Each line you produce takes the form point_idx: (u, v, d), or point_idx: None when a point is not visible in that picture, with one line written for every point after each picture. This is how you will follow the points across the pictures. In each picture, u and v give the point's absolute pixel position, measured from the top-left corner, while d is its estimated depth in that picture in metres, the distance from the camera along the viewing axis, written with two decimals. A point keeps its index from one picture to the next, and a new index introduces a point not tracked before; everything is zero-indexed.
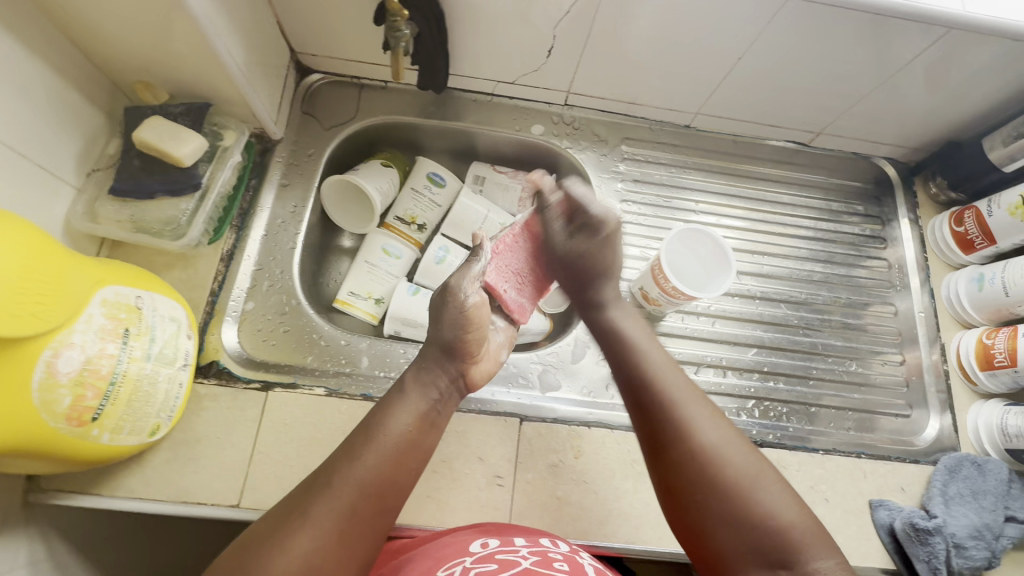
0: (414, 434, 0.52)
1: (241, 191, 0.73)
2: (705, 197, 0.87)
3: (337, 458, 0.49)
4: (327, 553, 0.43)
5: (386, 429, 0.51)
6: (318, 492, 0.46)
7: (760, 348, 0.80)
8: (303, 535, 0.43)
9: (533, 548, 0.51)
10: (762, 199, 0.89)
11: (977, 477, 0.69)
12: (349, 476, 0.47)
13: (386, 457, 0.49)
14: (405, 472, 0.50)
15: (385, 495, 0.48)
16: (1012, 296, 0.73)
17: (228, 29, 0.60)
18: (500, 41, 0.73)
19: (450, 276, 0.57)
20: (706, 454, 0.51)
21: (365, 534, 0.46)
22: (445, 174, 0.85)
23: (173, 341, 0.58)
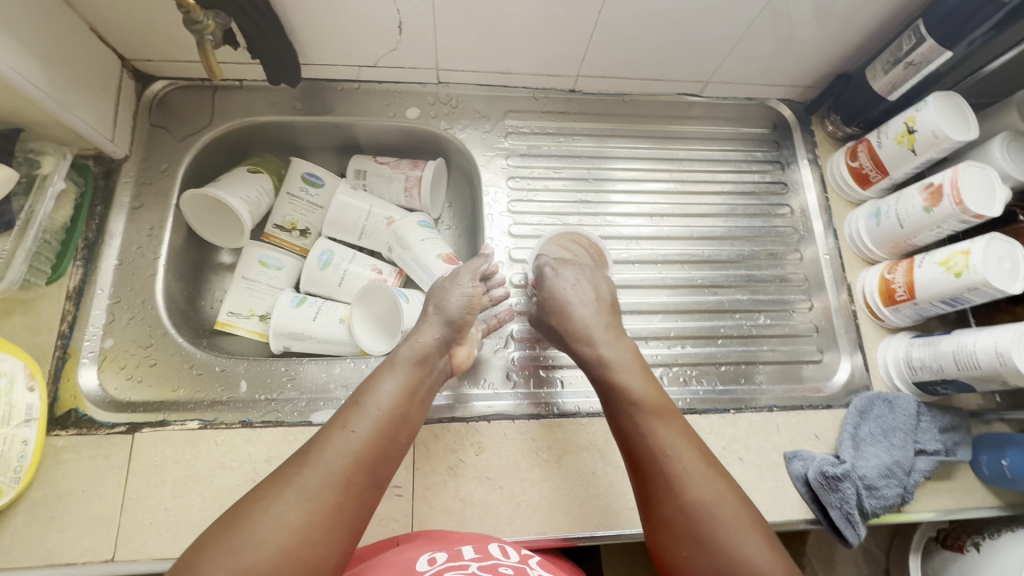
0: (407, 407, 0.54)
1: (83, 220, 0.67)
2: (636, 163, 0.84)
3: (325, 431, 0.49)
4: (321, 519, 0.44)
5: (375, 399, 0.53)
6: (308, 460, 0.47)
7: (666, 314, 0.77)
8: (292, 502, 0.44)
9: (482, 562, 0.49)
10: (668, 156, 0.85)
11: (886, 415, 0.69)
12: (339, 442, 0.48)
13: (376, 425, 0.51)
14: (395, 442, 0.52)
15: (377, 467, 0.49)
16: (906, 227, 0.71)
17: (9, 43, 0.53)
18: (344, 22, 0.67)
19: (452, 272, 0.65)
20: (698, 504, 0.49)
21: (358, 503, 0.47)
22: (321, 172, 0.79)
23: (3, 400, 0.54)
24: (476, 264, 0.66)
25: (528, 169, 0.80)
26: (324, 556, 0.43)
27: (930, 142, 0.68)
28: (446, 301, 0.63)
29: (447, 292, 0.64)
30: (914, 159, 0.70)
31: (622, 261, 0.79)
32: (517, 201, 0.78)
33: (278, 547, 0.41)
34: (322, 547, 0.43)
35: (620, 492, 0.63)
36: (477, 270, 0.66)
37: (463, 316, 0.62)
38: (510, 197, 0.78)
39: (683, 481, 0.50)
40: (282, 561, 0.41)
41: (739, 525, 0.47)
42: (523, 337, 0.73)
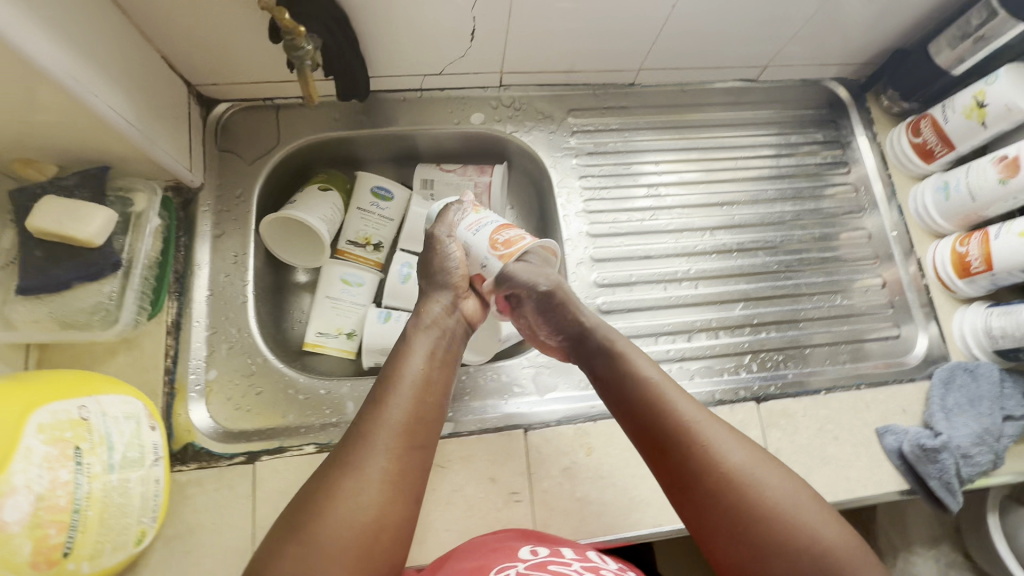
0: (430, 373, 0.58)
1: (172, 252, 0.66)
2: (660, 156, 0.83)
3: (363, 417, 0.53)
4: (383, 495, 0.49)
5: (400, 375, 0.56)
6: (356, 446, 0.51)
7: (747, 301, 0.79)
8: (353, 488, 0.48)
9: (583, 561, 0.50)
10: (690, 146, 0.85)
11: (970, 384, 0.71)
12: (379, 425, 0.52)
13: (407, 398, 0.55)
14: (428, 405, 0.55)
15: (416, 433, 0.53)
16: (978, 200, 0.72)
17: (105, 83, 0.52)
18: (416, 34, 0.66)
19: (431, 228, 0.68)
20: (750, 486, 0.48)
21: (409, 468, 0.52)
22: (390, 185, 0.79)
23: (136, 440, 0.52)
24: (450, 214, 0.68)
25: (597, 167, 0.81)
26: (395, 520, 0.49)
27: (1002, 115, 0.69)
28: (434, 268, 0.66)
29: (435, 259, 0.66)
30: (984, 132, 0.71)
31: (697, 252, 0.79)
32: (593, 199, 0.79)
33: (355, 527, 0.47)
34: (391, 514, 0.49)
35: None
36: (455, 225, 0.68)
37: (459, 271, 0.66)
38: (584, 196, 0.79)
39: (735, 466, 0.49)
40: (361, 534, 0.47)
41: (795, 499, 0.48)
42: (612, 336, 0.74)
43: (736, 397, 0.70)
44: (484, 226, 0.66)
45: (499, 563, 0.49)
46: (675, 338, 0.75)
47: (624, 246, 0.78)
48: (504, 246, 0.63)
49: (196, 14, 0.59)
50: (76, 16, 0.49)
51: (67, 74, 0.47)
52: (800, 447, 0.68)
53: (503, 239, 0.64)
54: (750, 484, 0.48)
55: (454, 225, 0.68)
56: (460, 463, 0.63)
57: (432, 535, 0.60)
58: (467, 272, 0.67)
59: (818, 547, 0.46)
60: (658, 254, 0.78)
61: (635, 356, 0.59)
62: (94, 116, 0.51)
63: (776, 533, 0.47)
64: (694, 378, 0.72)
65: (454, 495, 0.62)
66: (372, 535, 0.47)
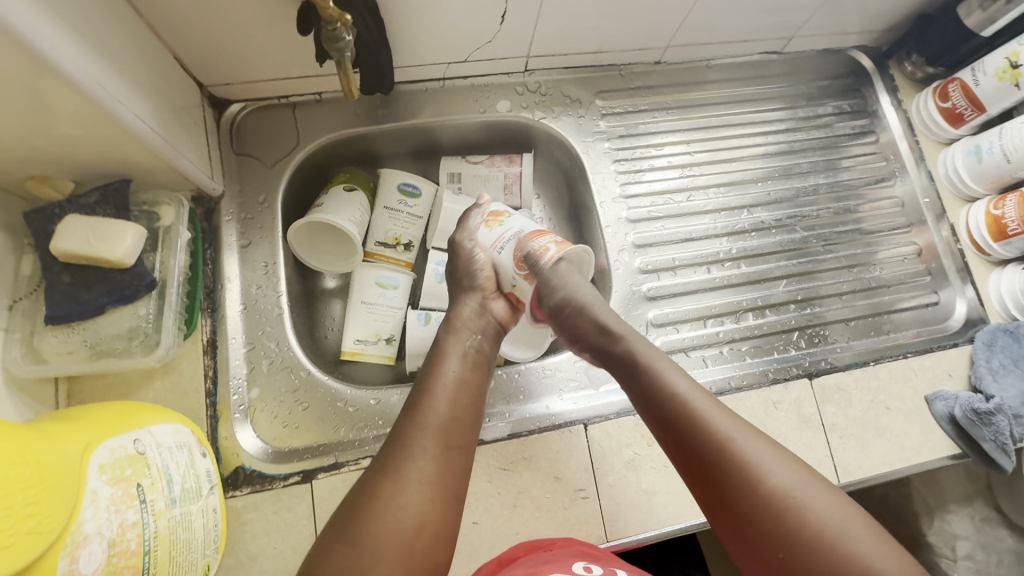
0: (465, 374, 0.56)
1: (200, 266, 0.63)
2: (673, 137, 0.81)
3: (402, 419, 0.52)
4: (423, 500, 0.47)
5: (436, 375, 0.55)
6: (396, 447, 0.49)
7: (788, 279, 0.79)
8: (393, 487, 0.46)
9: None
10: (697, 125, 0.83)
11: (1013, 345, 0.71)
12: (416, 424, 0.51)
13: (444, 397, 0.53)
14: (465, 405, 0.54)
15: (453, 433, 0.51)
16: (1013, 161, 0.72)
17: (124, 88, 0.49)
18: (443, 20, 0.62)
19: (454, 235, 0.68)
20: (807, 526, 0.44)
21: (448, 470, 0.49)
22: (417, 181, 0.75)
23: (191, 471, 0.49)
24: (471, 219, 0.69)
25: (628, 151, 0.79)
26: (436, 521, 0.47)
27: None
28: (460, 272, 0.66)
29: (459, 264, 0.67)
30: (1017, 93, 0.71)
31: (736, 230, 0.80)
32: (629, 183, 0.79)
33: (397, 528, 0.45)
34: (432, 515, 0.47)
35: None
36: (476, 231, 0.68)
37: (485, 273, 0.65)
38: (619, 181, 0.78)
39: (788, 500, 0.45)
40: (403, 537, 0.45)
41: (858, 537, 0.43)
42: (661, 322, 0.74)
43: (788, 375, 0.71)
44: (507, 241, 0.66)
45: (553, 574, 0.47)
46: (721, 321, 0.75)
47: (662, 229, 0.78)
48: (528, 267, 0.64)
49: (216, 11, 0.55)
50: (93, 15, 0.45)
51: (89, 78, 0.44)
52: (854, 419, 0.67)
53: (527, 255, 0.64)
54: (808, 519, 0.44)
55: (476, 231, 0.69)
56: (522, 463, 0.62)
57: (502, 538, 0.59)
58: (494, 273, 0.66)
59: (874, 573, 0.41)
60: (699, 236, 0.79)
61: (679, 377, 0.55)
62: (117, 123, 0.48)
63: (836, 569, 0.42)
64: (747, 358, 0.73)
65: (519, 496, 0.61)
66: (412, 537, 0.45)
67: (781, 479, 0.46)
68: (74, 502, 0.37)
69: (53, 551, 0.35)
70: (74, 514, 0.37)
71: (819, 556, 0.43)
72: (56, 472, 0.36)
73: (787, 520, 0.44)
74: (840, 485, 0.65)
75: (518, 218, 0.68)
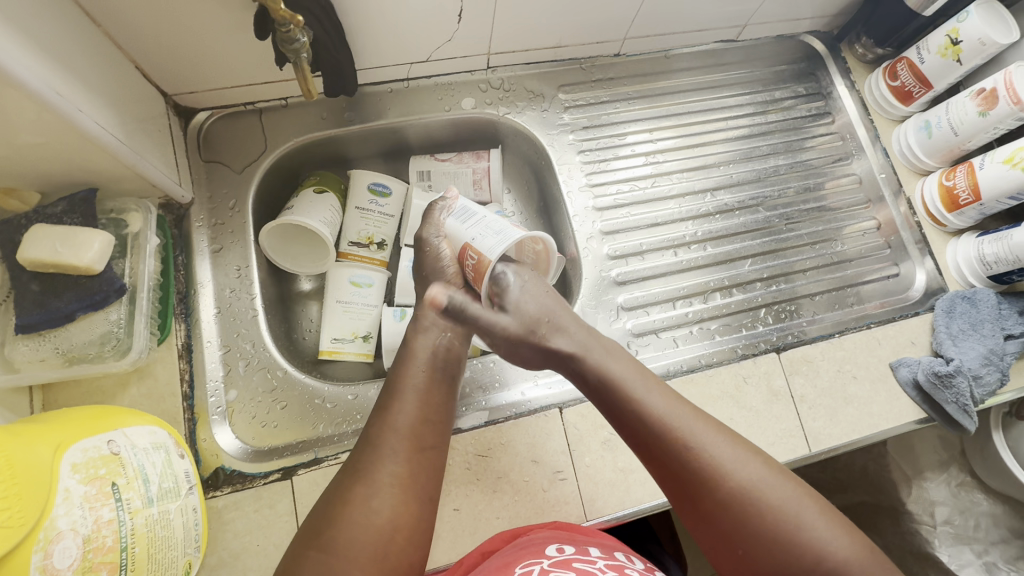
0: (434, 375, 0.57)
1: (172, 273, 0.64)
2: (640, 126, 0.84)
3: (372, 423, 0.53)
4: (394, 500, 0.48)
5: (404, 378, 0.56)
6: (366, 450, 0.50)
7: (754, 258, 0.81)
8: (364, 492, 0.47)
9: (608, 560, 0.48)
10: (667, 113, 0.85)
11: (971, 310, 0.73)
12: (387, 428, 0.52)
13: (412, 400, 0.54)
14: (434, 407, 0.55)
15: (424, 435, 0.53)
16: (960, 134, 0.75)
17: (85, 97, 0.50)
18: (401, 21, 0.64)
19: (419, 230, 0.66)
20: (738, 496, 0.47)
21: (420, 469, 0.51)
22: (387, 180, 0.76)
23: (169, 471, 0.49)
24: (435, 213, 0.66)
25: (593, 141, 0.81)
26: (410, 522, 0.48)
27: (976, 49, 0.72)
28: (428, 268, 0.65)
29: (427, 260, 0.65)
30: (960, 69, 0.74)
31: (702, 214, 0.82)
32: (595, 173, 0.81)
33: (370, 531, 0.46)
34: (406, 516, 0.48)
35: (761, 432, 0.67)
36: (441, 223, 0.65)
37: (452, 269, 0.64)
38: (585, 171, 0.80)
39: (719, 474, 0.48)
40: (376, 540, 0.46)
41: (782, 502, 0.46)
42: (632, 306, 0.76)
43: (757, 350, 0.73)
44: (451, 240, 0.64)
45: (525, 560, 0.48)
46: (689, 302, 0.77)
47: (629, 216, 0.80)
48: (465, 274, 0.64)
49: (177, 22, 0.56)
50: (51, 28, 0.47)
51: (47, 86, 0.45)
52: (822, 389, 0.70)
53: (473, 265, 0.62)
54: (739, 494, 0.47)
55: (443, 225, 0.65)
56: (500, 449, 0.63)
57: (483, 523, 0.60)
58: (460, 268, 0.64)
59: (822, 550, 0.44)
60: (665, 220, 0.81)
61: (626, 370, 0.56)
62: (82, 132, 0.49)
63: (761, 536, 0.46)
64: (716, 336, 0.75)
65: (499, 482, 0.62)
66: (388, 539, 0.46)
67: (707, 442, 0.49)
68: (46, 500, 0.38)
69: (25, 545, 0.35)
70: (47, 510, 0.37)
71: (742, 514, 0.46)
72: (24, 472, 0.37)
73: (721, 497, 0.47)
74: (811, 453, 0.67)
75: (476, 217, 0.63)
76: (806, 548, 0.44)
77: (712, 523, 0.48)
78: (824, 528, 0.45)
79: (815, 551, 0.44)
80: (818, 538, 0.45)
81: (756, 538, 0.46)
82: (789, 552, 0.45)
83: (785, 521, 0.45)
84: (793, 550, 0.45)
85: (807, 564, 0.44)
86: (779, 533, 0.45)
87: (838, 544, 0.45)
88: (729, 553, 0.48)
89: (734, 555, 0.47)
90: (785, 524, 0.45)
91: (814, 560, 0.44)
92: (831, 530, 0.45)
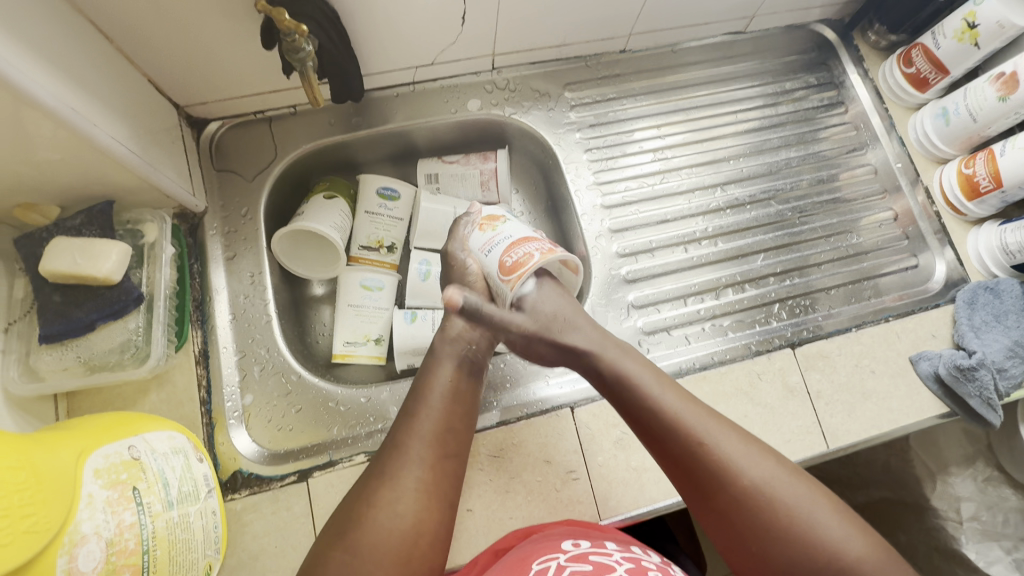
0: (460, 383, 0.57)
1: (187, 281, 0.65)
2: (649, 121, 0.83)
3: (398, 426, 0.53)
4: (418, 504, 0.48)
5: (429, 386, 0.56)
6: (390, 453, 0.51)
7: (766, 251, 0.80)
8: (389, 497, 0.48)
9: (624, 552, 0.49)
10: (676, 108, 0.84)
11: (994, 301, 0.71)
12: (412, 433, 0.52)
13: (439, 406, 0.54)
14: (460, 415, 0.55)
15: (448, 442, 0.53)
16: (980, 120, 0.73)
17: (98, 111, 0.51)
18: (404, 26, 0.64)
19: (447, 244, 0.66)
20: (752, 498, 0.46)
21: (443, 477, 0.51)
22: (395, 184, 0.76)
23: (188, 474, 0.50)
24: (461, 230, 0.67)
25: (600, 139, 0.81)
26: (432, 529, 0.48)
27: (995, 32, 0.69)
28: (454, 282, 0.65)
29: (452, 274, 0.65)
30: (978, 53, 0.72)
31: (712, 209, 0.81)
32: (602, 171, 0.80)
33: (393, 536, 0.46)
34: (429, 522, 0.48)
35: (776, 428, 0.66)
36: (467, 239, 0.66)
37: (477, 283, 0.64)
38: (592, 169, 0.80)
39: (729, 472, 0.47)
40: (399, 544, 0.46)
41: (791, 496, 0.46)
42: (642, 304, 0.75)
43: (771, 346, 0.72)
44: (494, 245, 0.63)
45: (540, 558, 0.48)
46: (702, 298, 0.77)
47: (638, 213, 0.80)
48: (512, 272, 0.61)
49: (185, 36, 0.57)
50: (65, 48, 0.48)
51: (63, 103, 0.46)
52: (839, 385, 0.68)
53: (512, 261, 0.61)
54: (750, 486, 0.47)
55: (467, 239, 0.67)
56: (512, 450, 0.63)
57: (496, 524, 0.60)
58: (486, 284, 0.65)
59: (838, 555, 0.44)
60: (674, 217, 0.80)
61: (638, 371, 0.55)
62: (97, 146, 0.51)
63: (780, 530, 0.45)
64: (729, 333, 0.74)
65: (512, 482, 0.62)
66: (410, 543, 0.47)
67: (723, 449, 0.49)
68: (69, 505, 0.39)
69: (50, 548, 0.37)
70: (70, 515, 0.39)
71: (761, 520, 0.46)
72: (48, 479, 0.38)
73: (732, 491, 0.47)
74: (829, 450, 0.66)
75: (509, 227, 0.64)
76: (818, 547, 0.44)
77: (725, 521, 0.48)
78: (839, 526, 0.45)
79: (827, 551, 0.44)
80: (832, 536, 0.44)
81: (767, 541, 0.46)
82: (802, 550, 0.44)
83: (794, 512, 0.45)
84: (803, 541, 0.45)
85: (819, 561, 0.44)
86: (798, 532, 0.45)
87: (850, 539, 0.44)
88: (741, 552, 0.48)
89: (746, 553, 0.47)
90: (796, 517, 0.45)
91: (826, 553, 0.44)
92: (850, 538, 0.44)
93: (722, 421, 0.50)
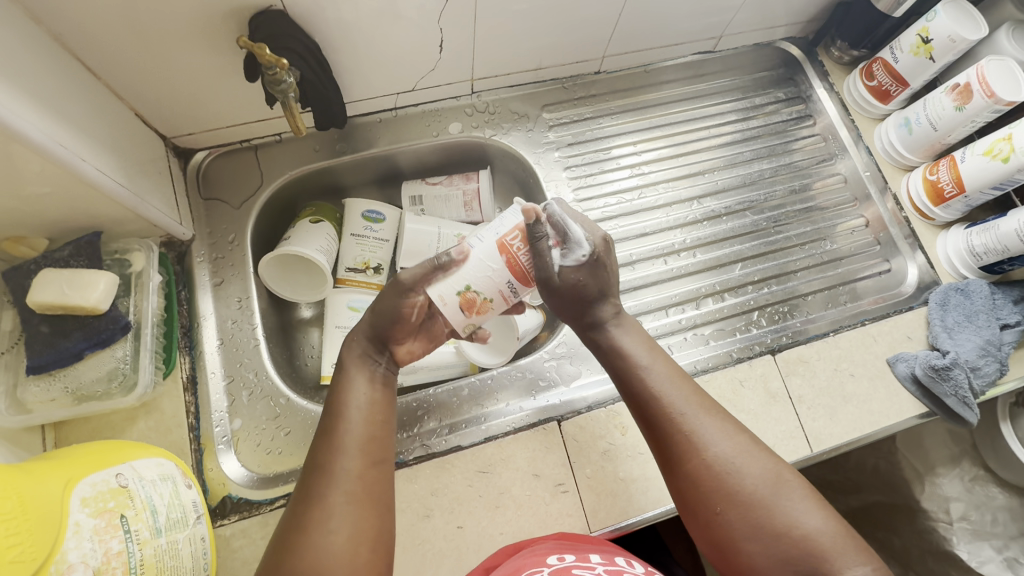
0: (376, 394, 0.53)
1: (175, 308, 0.66)
2: (626, 138, 0.86)
3: (316, 447, 0.49)
4: (350, 516, 0.45)
5: (346, 403, 0.51)
6: (313, 471, 0.47)
7: (743, 261, 0.82)
8: (321, 515, 0.45)
9: (608, 564, 0.49)
10: (652, 124, 0.87)
11: (965, 302, 0.73)
12: (332, 450, 0.48)
13: (356, 419, 0.51)
14: (380, 423, 0.52)
15: (373, 450, 0.50)
16: (940, 128, 0.76)
17: (87, 147, 0.53)
18: (385, 54, 0.67)
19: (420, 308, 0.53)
20: (715, 469, 0.48)
21: (374, 484, 0.48)
22: (380, 207, 0.78)
23: (177, 500, 0.50)
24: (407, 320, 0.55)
25: (578, 157, 0.84)
26: (373, 536, 0.45)
27: (947, 47, 0.73)
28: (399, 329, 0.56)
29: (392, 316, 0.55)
30: (934, 66, 0.76)
31: (690, 221, 0.84)
32: (582, 188, 0.83)
33: (330, 555, 0.43)
34: (367, 530, 0.45)
35: (761, 434, 0.67)
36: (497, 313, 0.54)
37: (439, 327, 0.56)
38: (572, 186, 0.82)
39: (696, 441, 0.49)
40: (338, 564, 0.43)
41: (753, 475, 0.47)
42: None
43: (752, 353, 0.73)
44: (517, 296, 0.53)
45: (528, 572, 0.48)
46: (683, 308, 0.78)
47: (618, 227, 0.82)
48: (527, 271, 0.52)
49: (171, 71, 0.59)
50: (54, 88, 0.50)
51: (51, 139, 0.48)
52: (820, 389, 0.70)
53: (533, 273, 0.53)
54: (711, 461, 0.48)
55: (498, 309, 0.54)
56: (501, 465, 0.64)
57: (487, 540, 0.60)
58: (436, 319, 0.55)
59: (795, 532, 0.44)
60: (654, 230, 0.83)
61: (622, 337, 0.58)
62: (84, 180, 0.52)
63: (739, 502, 0.46)
64: (711, 341, 0.76)
65: (502, 497, 0.62)
66: (351, 555, 0.43)
67: (694, 422, 0.50)
68: (56, 535, 0.40)
69: None
70: (57, 545, 0.39)
71: (723, 491, 0.47)
72: (34, 508, 0.39)
73: (695, 460, 0.48)
74: (813, 454, 0.67)
75: (486, 279, 0.49)
76: (774, 518, 0.45)
77: (688, 488, 0.49)
78: (799, 505, 0.45)
79: (783, 521, 0.44)
80: (792, 514, 0.45)
81: (725, 509, 0.47)
82: (759, 518, 0.45)
83: (754, 492, 0.46)
84: (761, 516, 0.45)
85: (775, 531, 0.44)
86: (755, 508, 0.45)
87: (811, 519, 0.44)
88: (700, 516, 0.48)
89: (707, 522, 0.48)
90: (755, 496, 0.46)
91: (783, 528, 0.44)
92: (810, 518, 0.44)
93: (702, 399, 0.52)
